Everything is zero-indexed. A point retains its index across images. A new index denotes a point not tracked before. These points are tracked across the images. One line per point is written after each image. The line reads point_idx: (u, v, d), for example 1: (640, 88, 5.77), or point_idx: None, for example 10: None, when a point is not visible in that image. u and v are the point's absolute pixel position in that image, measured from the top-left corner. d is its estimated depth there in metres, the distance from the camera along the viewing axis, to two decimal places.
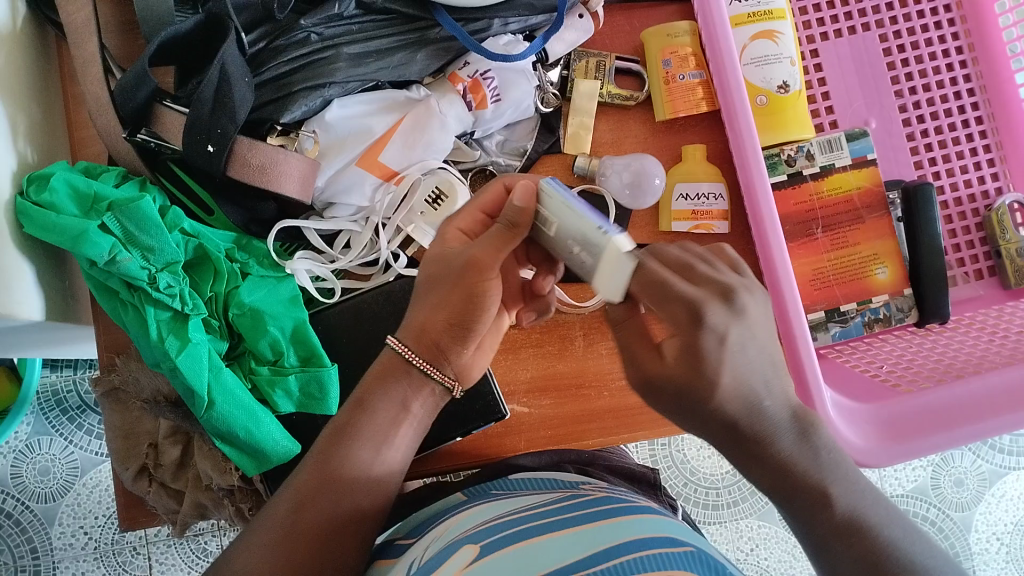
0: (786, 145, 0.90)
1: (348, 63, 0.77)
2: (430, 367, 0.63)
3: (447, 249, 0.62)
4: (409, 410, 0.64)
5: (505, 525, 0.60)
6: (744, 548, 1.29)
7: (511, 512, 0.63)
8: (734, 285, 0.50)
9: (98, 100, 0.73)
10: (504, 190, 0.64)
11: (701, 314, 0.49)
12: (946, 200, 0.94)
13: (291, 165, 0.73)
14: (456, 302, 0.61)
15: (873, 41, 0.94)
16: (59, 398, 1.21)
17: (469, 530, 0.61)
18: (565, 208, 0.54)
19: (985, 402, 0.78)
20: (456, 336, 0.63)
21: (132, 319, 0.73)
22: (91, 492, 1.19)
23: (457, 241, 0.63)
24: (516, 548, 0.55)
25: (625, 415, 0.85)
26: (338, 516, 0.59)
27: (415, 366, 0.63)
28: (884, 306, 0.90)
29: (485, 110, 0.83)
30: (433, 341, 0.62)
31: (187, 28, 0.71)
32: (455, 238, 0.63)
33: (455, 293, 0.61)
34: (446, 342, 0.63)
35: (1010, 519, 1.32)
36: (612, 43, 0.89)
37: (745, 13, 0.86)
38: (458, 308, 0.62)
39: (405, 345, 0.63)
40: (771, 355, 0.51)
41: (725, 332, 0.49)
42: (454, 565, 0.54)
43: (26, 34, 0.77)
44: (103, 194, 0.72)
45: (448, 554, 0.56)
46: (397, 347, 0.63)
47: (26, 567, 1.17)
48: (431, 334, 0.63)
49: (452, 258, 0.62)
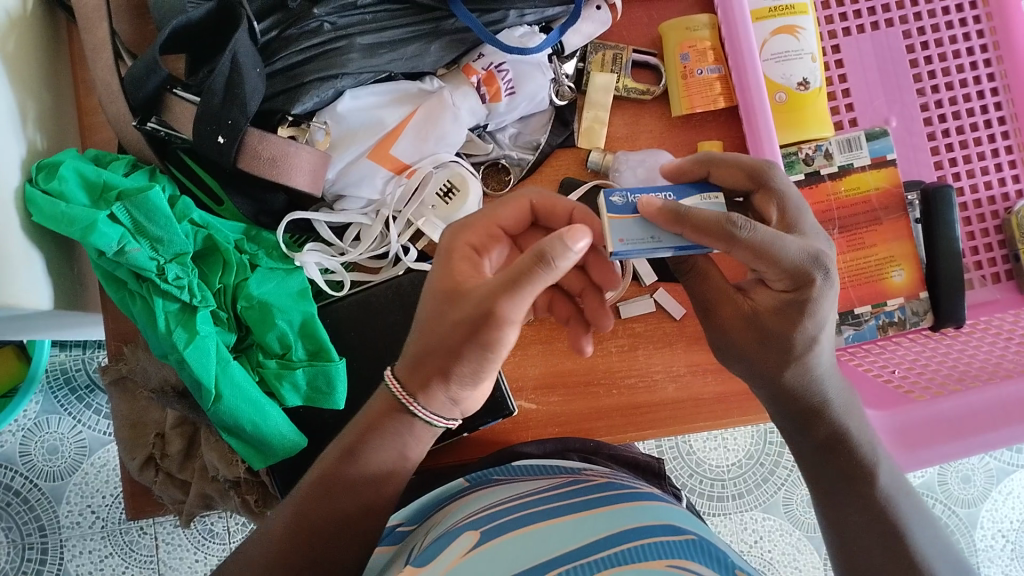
0: (804, 144, 0.89)
1: (361, 54, 0.76)
2: (431, 413, 0.56)
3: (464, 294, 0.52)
4: (407, 457, 0.58)
5: (505, 512, 0.59)
6: (748, 539, 1.28)
7: (513, 498, 0.62)
8: (813, 272, 0.55)
9: (108, 87, 0.72)
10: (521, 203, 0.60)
11: (808, 285, 0.55)
12: (965, 202, 0.93)
13: (301, 158, 0.72)
14: (473, 361, 0.52)
15: (896, 38, 0.92)
16: (68, 377, 1.22)
17: (467, 517, 0.60)
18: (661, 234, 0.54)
19: (998, 413, 0.76)
20: (462, 382, 0.54)
21: (139, 309, 0.72)
22: (98, 472, 1.20)
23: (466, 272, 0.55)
24: (513, 536, 0.54)
25: (634, 413, 0.84)
26: (326, 523, 0.57)
27: (417, 417, 0.56)
28: (898, 309, 0.89)
29: (499, 103, 0.81)
30: (437, 393, 0.54)
31: (199, 16, 0.70)
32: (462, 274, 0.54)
33: (467, 347, 0.51)
34: (451, 388, 0.54)
35: (1016, 516, 1.31)
36: (628, 35, 0.87)
37: (766, 7, 0.85)
38: (471, 363, 0.52)
39: (404, 391, 0.55)
40: (826, 321, 0.59)
41: (811, 300, 0.56)
42: (453, 553, 0.53)
43: (36, 18, 0.76)
44: (112, 183, 0.71)
45: (449, 540, 0.56)
46: (391, 384, 0.56)
47: (34, 545, 1.18)
48: (436, 388, 0.54)
49: (470, 301, 0.52)
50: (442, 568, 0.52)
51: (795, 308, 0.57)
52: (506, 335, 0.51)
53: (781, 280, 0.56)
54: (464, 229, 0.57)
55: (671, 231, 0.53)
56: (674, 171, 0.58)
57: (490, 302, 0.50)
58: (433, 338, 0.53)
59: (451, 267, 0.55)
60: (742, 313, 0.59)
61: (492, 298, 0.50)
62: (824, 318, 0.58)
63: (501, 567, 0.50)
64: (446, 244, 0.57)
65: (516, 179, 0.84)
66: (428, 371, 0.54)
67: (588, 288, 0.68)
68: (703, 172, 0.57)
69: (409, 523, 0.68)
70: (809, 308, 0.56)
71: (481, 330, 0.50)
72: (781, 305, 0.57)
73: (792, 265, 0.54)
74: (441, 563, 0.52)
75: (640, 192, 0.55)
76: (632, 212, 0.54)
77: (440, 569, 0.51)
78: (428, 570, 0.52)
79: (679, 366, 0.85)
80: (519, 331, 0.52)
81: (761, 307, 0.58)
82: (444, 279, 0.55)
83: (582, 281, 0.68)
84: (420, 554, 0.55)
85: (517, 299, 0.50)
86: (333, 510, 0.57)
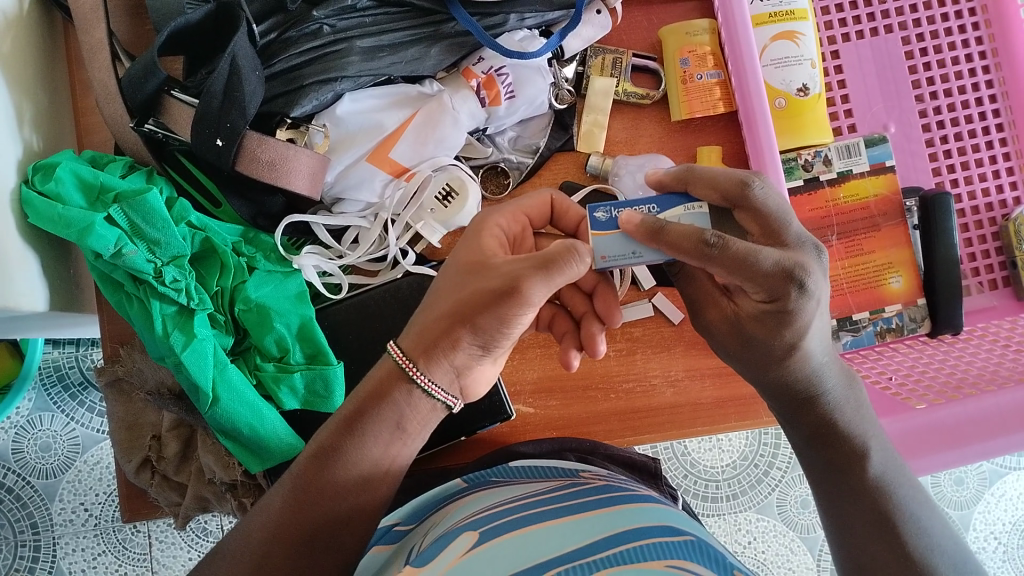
0: (803, 150, 0.89)
1: (361, 57, 0.76)
2: (431, 384, 0.54)
3: (490, 269, 0.52)
4: (405, 429, 0.56)
5: (505, 512, 0.59)
6: (742, 540, 1.29)
7: (513, 499, 0.62)
8: (788, 286, 0.53)
9: (106, 88, 0.72)
10: (549, 201, 0.61)
11: (784, 299, 0.54)
12: (963, 208, 0.93)
13: (300, 162, 0.72)
14: (490, 332, 0.52)
15: (895, 44, 0.92)
16: (60, 374, 1.21)
17: (467, 518, 0.60)
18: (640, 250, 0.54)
19: (996, 421, 0.76)
20: (470, 354, 0.54)
21: (135, 312, 0.72)
22: (91, 470, 1.20)
23: (493, 250, 0.56)
24: (512, 536, 0.54)
25: (632, 417, 0.84)
26: (319, 521, 0.54)
27: (418, 385, 0.54)
28: (896, 316, 0.89)
29: (499, 107, 0.81)
30: (444, 363, 0.54)
31: (197, 18, 0.70)
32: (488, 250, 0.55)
33: (482, 318, 0.51)
34: (459, 360, 0.54)
35: (1008, 518, 1.32)
36: (628, 39, 0.87)
37: (767, 12, 0.85)
38: (484, 335, 0.52)
39: (407, 357, 0.54)
40: (816, 326, 0.58)
41: (791, 311, 0.54)
42: (452, 553, 0.53)
43: (33, 17, 0.75)
44: (108, 185, 0.71)
45: (448, 540, 0.55)
46: (399, 359, 0.54)
47: (26, 542, 1.18)
48: (444, 357, 0.53)
49: (494, 273, 0.52)
50: (442, 567, 0.52)
51: (773, 317, 0.55)
52: (527, 311, 0.51)
53: (758, 293, 0.54)
54: (488, 215, 0.59)
55: (651, 247, 0.54)
56: (659, 182, 0.57)
57: (517, 277, 0.50)
58: (449, 310, 0.53)
59: (476, 244, 0.56)
60: (726, 315, 0.60)
61: (520, 275, 0.50)
62: (808, 324, 0.56)
63: (501, 565, 0.50)
64: (476, 223, 0.58)
65: (516, 183, 0.84)
66: (440, 344, 0.53)
67: (589, 314, 0.68)
68: (681, 186, 0.56)
69: (406, 523, 0.68)
70: (790, 318, 0.55)
71: (504, 303, 0.50)
72: (760, 313, 0.56)
73: (766, 278, 0.52)
74: (440, 562, 0.52)
75: (624, 206, 0.56)
76: (614, 228, 0.55)
77: (440, 569, 0.51)
78: (428, 569, 0.51)
79: (676, 370, 0.85)
80: (534, 313, 0.52)
81: (742, 312, 0.58)
82: (470, 253, 0.55)
83: (586, 306, 0.68)
84: (419, 554, 0.55)
85: (542, 276, 0.50)
86: (335, 478, 0.54)
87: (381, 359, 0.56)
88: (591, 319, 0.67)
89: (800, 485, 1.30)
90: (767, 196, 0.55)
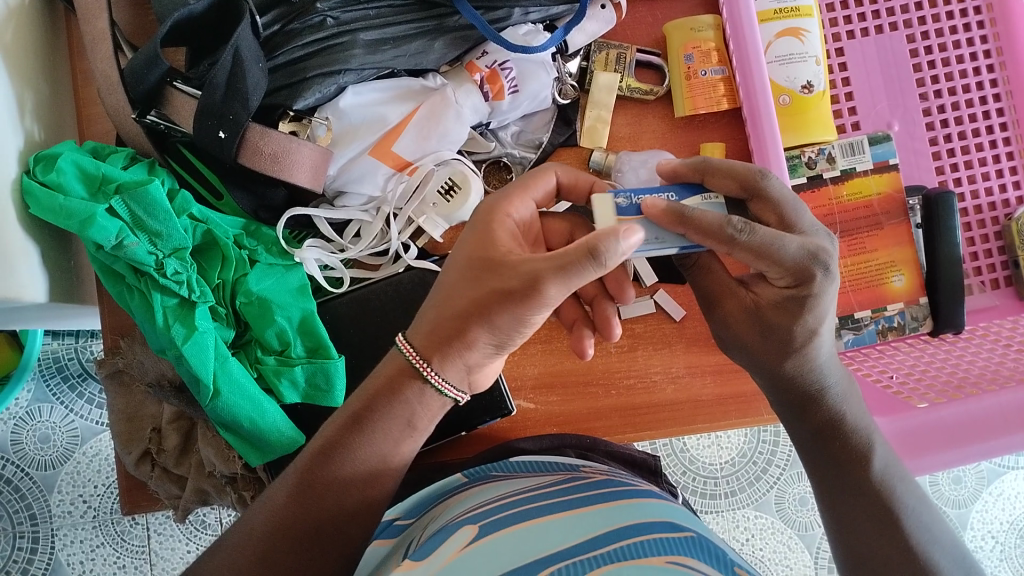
0: (806, 147, 0.89)
1: (364, 50, 0.76)
2: (444, 382, 0.54)
3: (509, 268, 0.51)
4: (416, 426, 0.56)
5: (504, 507, 0.59)
6: (740, 537, 1.29)
7: (512, 494, 0.62)
8: (811, 270, 0.53)
9: (108, 78, 0.71)
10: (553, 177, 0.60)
11: (808, 283, 0.54)
12: (966, 207, 0.92)
13: (303, 155, 0.72)
14: (507, 329, 0.52)
15: (899, 41, 0.91)
16: (60, 366, 1.21)
17: (465, 512, 0.60)
18: (663, 235, 0.52)
19: (997, 421, 0.76)
20: (485, 353, 0.54)
21: (136, 304, 0.72)
22: (90, 461, 1.20)
23: (508, 242, 0.54)
24: (511, 532, 0.54)
25: (632, 414, 0.84)
26: (321, 517, 0.54)
27: (430, 384, 0.54)
28: (898, 314, 0.89)
29: (502, 101, 0.81)
30: (457, 359, 0.53)
31: (201, 9, 0.69)
32: (503, 243, 0.54)
33: (497, 316, 0.51)
34: (473, 358, 0.54)
35: (1006, 517, 1.32)
36: (633, 34, 0.86)
37: (772, 8, 0.84)
38: (500, 333, 0.52)
39: (418, 354, 0.54)
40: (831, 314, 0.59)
41: (815, 296, 0.55)
42: (450, 548, 0.53)
43: (35, 7, 0.75)
44: (111, 176, 0.71)
45: (447, 535, 0.55)
46: (406, 352, 0.54)
47: (24, 534, 1.17)
48: (455, 352, 0.53)
49: (512, 270, 0.51)
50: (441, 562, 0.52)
51: (796, 303, 0.56)
52: (546, 308, 0.51)
53: (783, 277, 0.55)
54: (498, 203, 0.57)
55: (673, 232, 0.52)
56: (670, 171, 0.56)
57: (536, 276, 0.49)
58: (464, 306, 0.52)
59: (489, 237, 0.54)
60: (745, 305, 0.60)
61: (541, 275, 0.49)
62: (826, 311, 0.57)
63: (500, 560, 0.50)
64: (488, 209, 0.57)
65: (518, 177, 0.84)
66: (454, 339, 0.53)
67: (600, 295, 0.67)
68: (697, 178, 0.55)
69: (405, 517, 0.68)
70: (811, 303, 0.55)
71: (525, 303, 0.50)
72: (783, 300, 0.56)
73: (793, 262, 0.53)
74: (439, 558, 0.51)
75: (643, 193, 0.53)
76: (636, 214, 0.53)
77: (439, 563, 0.51)
78: (425, 565, 0.51)
79: (677, 367, 0.85)
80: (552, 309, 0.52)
81: (762, 301, 0.58)
82: (482, 245, 0.54)
83: (595, 289, 0.68)
84: (417, 549, 0.55)
85: (564, 276, 0.49)
86: (342, 474, 0.54)
87: (389, 354, 0.56)
88: (602, 297, 0.67)
89: (798, 483, 1.30)
90: (778, 186, 0.55)
